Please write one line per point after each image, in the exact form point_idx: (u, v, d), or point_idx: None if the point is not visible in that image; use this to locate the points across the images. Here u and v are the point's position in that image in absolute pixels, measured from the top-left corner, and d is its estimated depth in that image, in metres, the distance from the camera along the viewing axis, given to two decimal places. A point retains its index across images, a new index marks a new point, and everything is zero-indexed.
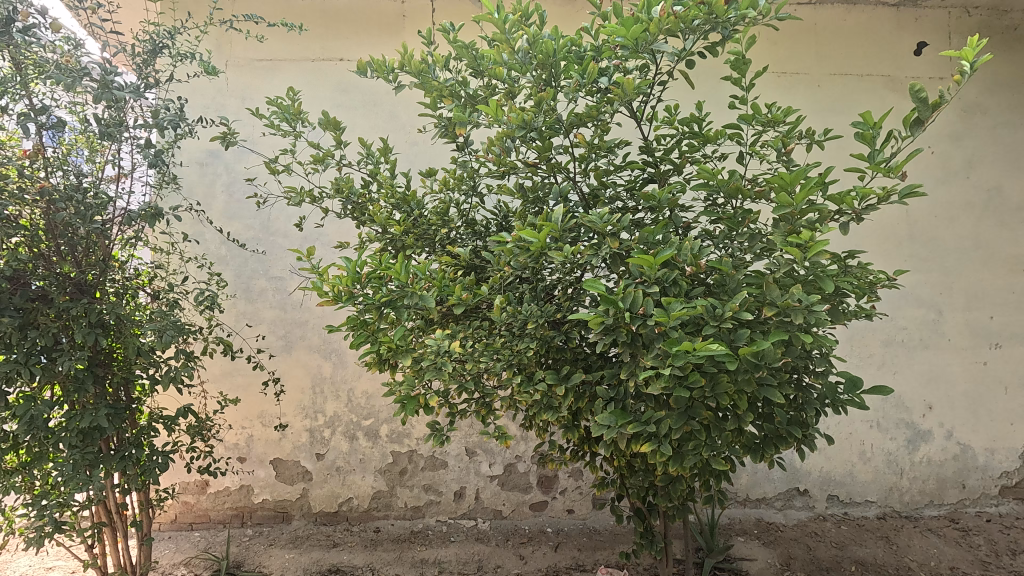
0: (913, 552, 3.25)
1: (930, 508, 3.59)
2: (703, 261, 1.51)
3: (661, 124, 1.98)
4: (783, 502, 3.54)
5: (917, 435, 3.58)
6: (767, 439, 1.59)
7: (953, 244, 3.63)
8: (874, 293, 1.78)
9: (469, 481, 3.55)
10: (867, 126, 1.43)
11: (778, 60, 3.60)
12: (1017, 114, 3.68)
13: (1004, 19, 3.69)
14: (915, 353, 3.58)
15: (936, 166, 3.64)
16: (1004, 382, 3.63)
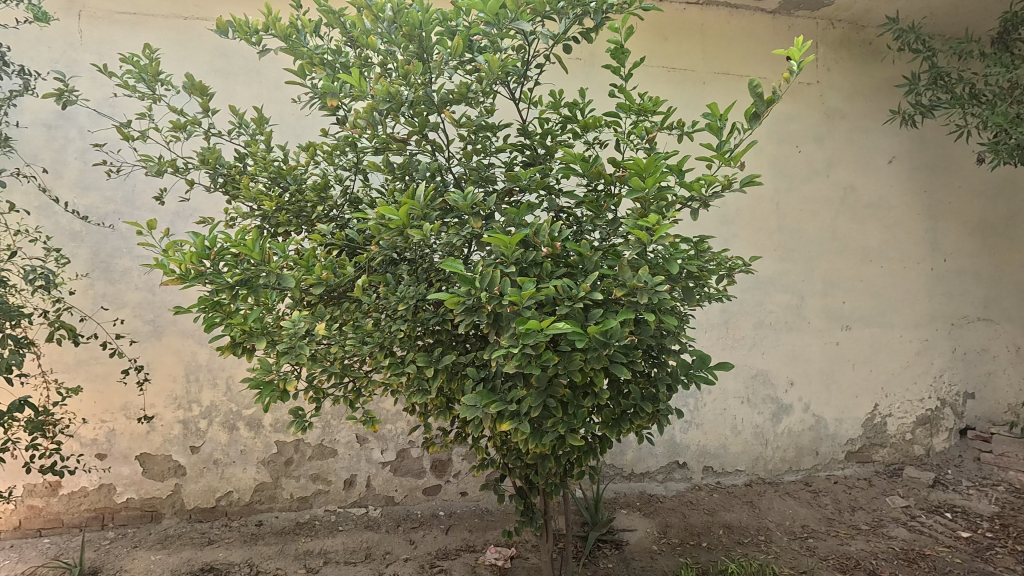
0: (773, 515, 3.58)
1: (789, 474, 3.97)
2: (563, 243, 1.57)
3: (544, 109, 1.98)
4: (664, 475, 3.78)
5: (780, 409, 3.95)
6: (623, 416, 1.68)
7: (815, 235, 4.00)
8: (728, 276, 1.91)
9: (360, 469, 3.46)
10: (714, 117, 1.54)
11: (666, 56, 3.75)
12: (870, 121, 4.11)
13: (860, 33, 4.10)
14: (781, 334, 3.93)
15: (802, 164, 3.99)
16: (852, 360, 4.07)
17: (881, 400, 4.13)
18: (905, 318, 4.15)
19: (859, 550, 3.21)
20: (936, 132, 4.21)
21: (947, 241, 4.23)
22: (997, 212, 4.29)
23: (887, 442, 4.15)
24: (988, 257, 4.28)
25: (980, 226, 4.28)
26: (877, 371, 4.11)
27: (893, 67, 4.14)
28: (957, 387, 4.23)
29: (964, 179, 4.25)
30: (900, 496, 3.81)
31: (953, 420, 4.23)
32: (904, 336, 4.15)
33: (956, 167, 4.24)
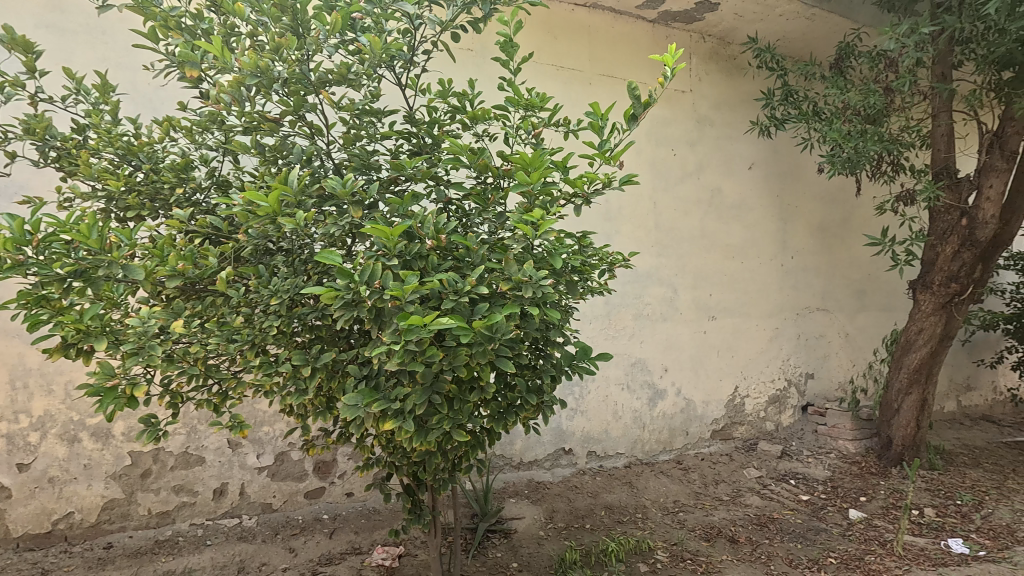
0: (649, 492, 3.85)
1: (663, 454, 4.29)
2: (447, 236, 1.55)
3: (432, 97, 1.92)
4: (551, 462, 3.90)
5: (655, 394, 4.24)
6: (509, 408, 1.70)
7: (687, 233, 4.34)
8: (610, 270, 1.99)
9: (232, 476, 3.18)
10: (597, 116, 1.63)
11: (555, 54, 3.83)
12: (733, 130, 4.52)
13: (726, 49, 4.49)
14: (657, 324, 4.22)
15: (676, 166, 4.29)
16: (717, 347, 4.48)
17: (740, 383, 4.58)
18: (761, 309, 4.64)
19: (721, 519, 3.56)
20: (786, 143, 4.74)
21: (794, 240, 4.78)
22: (833, 216, 4.92)
23: (745, 420, 4.62)
24: (826, 255, 4.91)
25: (820, 228, 4.89)
26: (737, 356, 4.56)
27: (753, 82, 4.59)
28: (800, 369, 4.81)
29: (808, 186, 4.83)
30: (754, 468, 4.27)
31: (796, 398, 4.80)
32: (759, 325, 4.64)
33: (802, 175, 4.80)
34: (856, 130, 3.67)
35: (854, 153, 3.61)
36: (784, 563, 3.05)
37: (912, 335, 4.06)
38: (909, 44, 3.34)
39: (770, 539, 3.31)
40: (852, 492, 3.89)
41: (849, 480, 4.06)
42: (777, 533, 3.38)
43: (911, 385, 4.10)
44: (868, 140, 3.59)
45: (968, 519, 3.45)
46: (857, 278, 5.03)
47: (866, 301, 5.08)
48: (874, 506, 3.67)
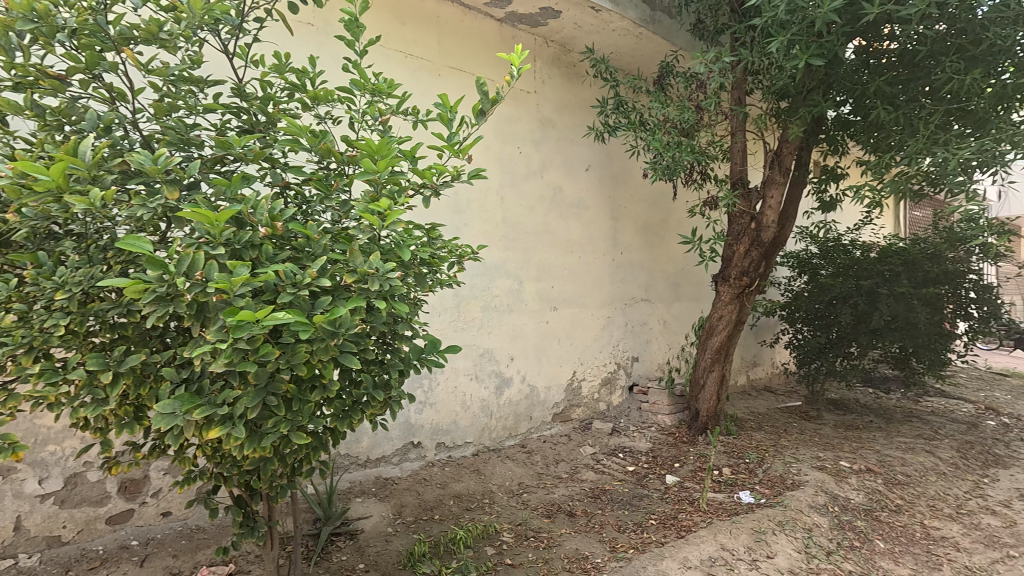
0: (495, 478, 3.98)
1: (509, 439, 4.46)
2: (284, 224, 1.43)
3: (267, 71, 1.76)
4: (399, 457, 3.85)
5: (502, 382, 4.39)
6: (354, 406, 1.63)
7: (531, 228, 4.55)
8: (458, 263, 2.00)
9: (4, 509, 2.62)
10: (446, 108, 1.64)
11: (404, 40, 3.74)
12: (573, 133, 4.84)
13: (567, 55, 4.78)
14: (503, 316, 4.37)
15: (521, 163, 4.47)
16: (558, 336, 4.78)
17: (578, 368, 4.95)
18: (595, 300, 5.05)
19: (561, 495, 3.82)
20: (617, 148, 5.20)
21: (623, 237, 5.28)
22: (655, 217, 5.53)
23: (582, 402, 5.00)
24: (649, 252, 5.50)
25: (645, 227, 5.46)
26: (575, 343, 4.91)
27: (590, 90, 4.95)
28: (628, 353, 5.34)
29: (635, 189, 5.36)
30: (589, 445, 4.65)
31: (624, 378, 5.33)
32: (594, 314, 5.05)
33: (630, 179, 5.31)
34: (674, 141, 4.16)
35: (672, 161, 4.09)
36: (614, 528, 3.37)
37: (714, 321, 4.73)
38: (715, 70, 3.87)
39: (602, 509, 3.64)
40: (668, 459, 4.44)
41: (666, 450, 4.63)
42: (608, 503, 3.72)
43: (713, 364, 4.78)
44: (683, 151, 4.10)
45: (753, 474, 4.14)
46: (673, 272, 5.73)
47: (679, 292, 5.80)
48: (685, 470, 4.24)
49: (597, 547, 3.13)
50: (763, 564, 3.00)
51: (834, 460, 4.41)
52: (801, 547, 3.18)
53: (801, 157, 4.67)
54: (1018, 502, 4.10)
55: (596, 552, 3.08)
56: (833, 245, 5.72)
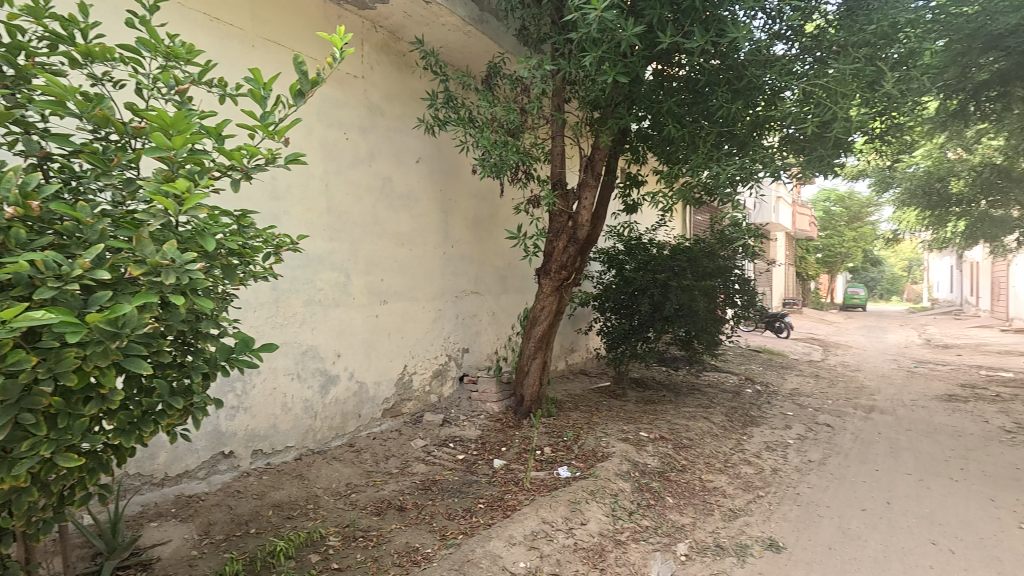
0: (320, 481, 3.77)
1: (335, 440, 4.25)
2: (42, 204, 1.19)
3: (15, 14, 1.43)
4: (206, 470, 3.44)
5: (327, 380, 4.17)
6: (144, 417, 1.42)
7: (359, 219, 4.38)
8: (275, 254, 1.84)
9: None
10: (258, 85, 1.54)
11: (208, 2, 3.32)
12: (402, 123, 4.76)
13: (397, 43, 4.68)
14: (329, 310, 4.15)
15: (348, 150, 4.28)
16: (388, 330, 4.68)
17: (408, 362, 4.91)
18: (426, 293, 5.05)
19: (391, 491, 3.76)
20: (447, 143, 5.25)
21: (454, 231, 5.35)
22: (484, 212, 5.71)
23: (413, 396, 4.98)
24: (478, 246, 5.67)
25: (474, 222, 5.60)
26: (405, 337, 4.86)
27: (420, 82, 4.92)
28: (458, 344, 5.44)
29: (464, 184, 5.47)
30: (420, 438, 4.65)
31: (455, 369, 5.42)
32: (425, 307, 5.05)
33: (459, 174, 5.40)
34: (501, 140, 4.33)
35: (499, 159, 4.26)
36: (444, 517, 3.43)
37: (537, 312, 5.05)
38: (538, 76, 4.11)
39: (433, 499, 3.68)
40: (496, 445, 4.65)
41: (494, 436, 4.83)
42: (438, 493, 3.77)
43: (536, 351, 5.11)
44: (509, 150, 4.29)
45: (570, 450, 4.54)
46: (500, 265, 5.98)
47: (506, 285, 6.08)
48: (511, 453, 4.48)
49: (427, 537, 3.16)
50: (578, 531, 3.32)
51: (635, 432, 5.03)
52: (609, 511, 3.58)
53: (610, 163, 5.20)
54: (765, 452, 5.12)
55: (426, 543, 3.10)
56: (635, 243, 6.48)
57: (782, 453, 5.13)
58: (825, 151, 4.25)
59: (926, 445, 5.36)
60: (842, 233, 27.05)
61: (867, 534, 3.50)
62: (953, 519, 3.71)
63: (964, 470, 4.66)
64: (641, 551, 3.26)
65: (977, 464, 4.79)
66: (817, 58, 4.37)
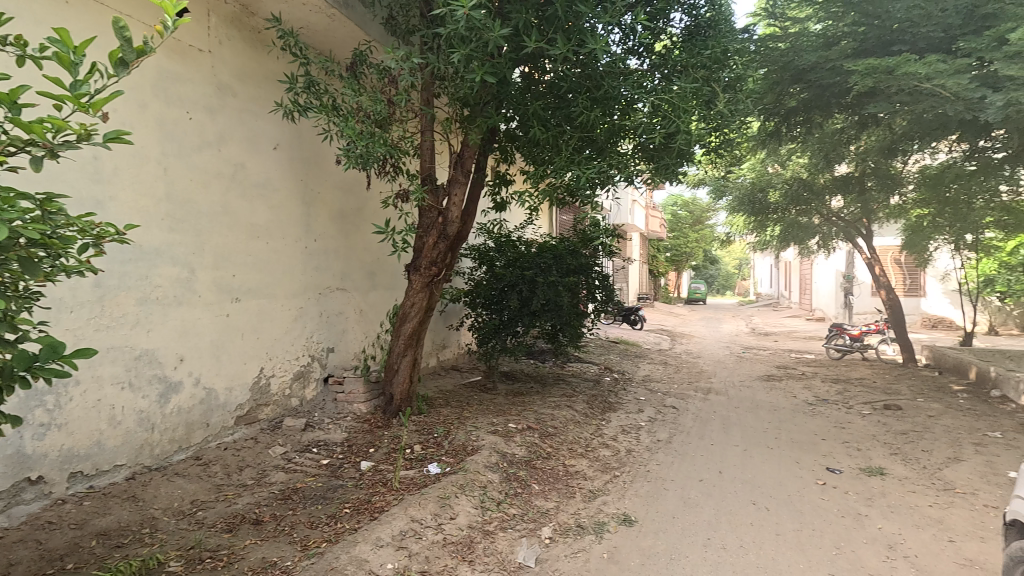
0: (159, 501, 3.35)
1: (178, 453, 3.81)
2: None
3: None
4: (6, 501, 2.90)
5: (168, 388, 3.72)
6: None
7: (205, 208, 3.97)
8: (95, 245, 1.59)
9: None
10: (67, 48, 1.33)
11: None
12: (257, 106, 4.40)
13: (250, 19, 4.31)
14: (169, 310, 3.71)
15: (192, 132, 3.86)
16: (241, 330, 4.30)
17: (266, 364, 4.55)
18: (286, 289, 4.72)
19: (245, 505, 3.47)
20: (309, 131, 4.95)
21: (317, 224, 5.06)
22: (350, 205, 5.47)
23: (271, 401, 4.62)
24: (344, 240, 5.42)
25: (339, 215, 5.34)
26: (262, 337, 4.50)
27: (277, 63, 4.58)
28: (322, 344, 5.16)
29: (329, 175, 5.20)
30: (279, 445, 4.34)
31: (319, 370, 5.14)
32: (284, 305, 4.72)
33: (323, 164, 5.12)
34: (367, 131, 4.18)
35: (365, 151, 4.10)
36: (305, 526, 3.24)
37: (406, 308, 4.96)
38: (405, 68, 4.03)
39: (293, 509, 3.46)
40: (363, 446, 4.49)
41: (361, 437, 4.67)
42: (300, 502, 3.55)
43: (406, 349, 5.02)
44: (376, 143, 4.16)
45: (441, 446, 4.54)
46: (368, 261, 5.78)
47: (374, 281, 5.89)
48: (380, 454, 4.36)
49: (287, 550, 2.97)
50: (446, 526, 3.33)
51: (504, 423, 5.18)
52: (478, 503, 3.64)
53: (479, 161, 5.27)
54: (621, 434, 5.56)
55: (286, 555, 2.91)
56: (505, 240, 6.64)
57: (635, 435, 5.61)
58: (670, 160, 4.67)
59: (750, 419, 6.20)
60: (686, 235, 30.20)
61: (703, 501, 3.96)
62: (769, 481, 4.33)
63: (777, 438, 5.46)
64: (508, 538, 3.37)
65: (787, 433, 5.64)
66: (664, 75, 4.81)
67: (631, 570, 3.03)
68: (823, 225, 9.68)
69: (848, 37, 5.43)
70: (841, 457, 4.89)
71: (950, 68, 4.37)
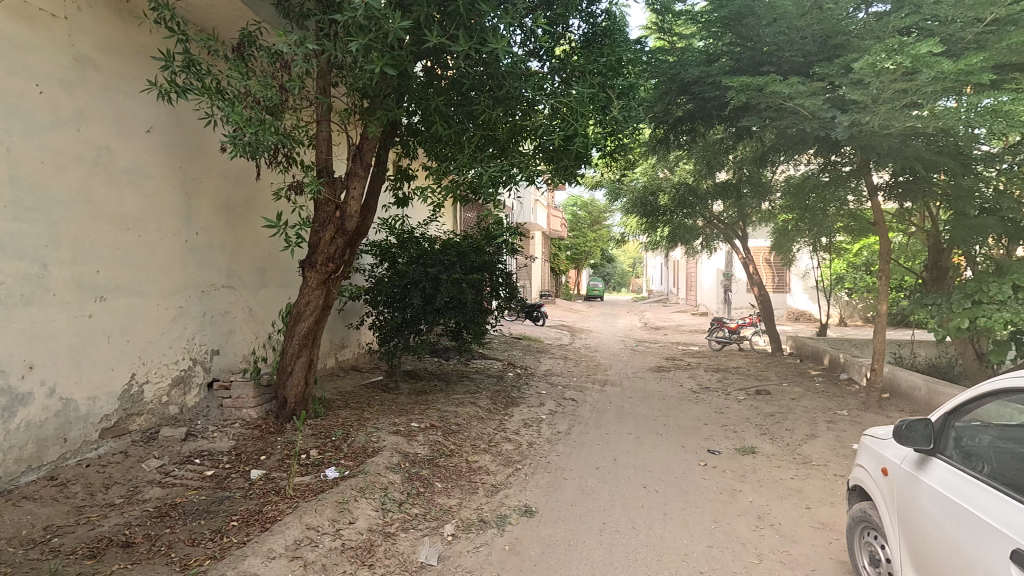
0: (2, 530, 2.91)
1: (27, 474, 3.33)
2: None
3: None
4: None
5: (13, 400, 3.25)
6: None
7: (61, 195, 3.52)
8: None
9: None
10: None
11: None
12: (125, 84, 3.97)
13: None
14: (14, 310, 3.24)
15: (43, 108, 3.40)
16: (107, 333, 3.85)
17: (137, 369, 4.12)
18: (162, 287, 4.30)
19: (113, 526, 3.11)
20: (188, 114, 4.54)
21: (199, 216, 4.66)
22: (237, 196, 5.09)
23: (144, 410, 4.19)
24: (230, 234, 5.04)
25: (225, 207, 4.95)
26: (133, 341, 4.06)
27: (150, 38, 4.16)
28: (205, 346, 4.76)
29: (212, 163, 4.80)
30: (155, 458, 3.95)
31: (202, 375, 4.73)
32: (160, 304, 4.29)
33: (205, 151, 4.72)
34: (256, 118, 3.91)
35: (254, 139, 3.83)
36: (185, 545, 2.97)
37: (301, 307, 4.70)
38: (299, 53, 3.82)
39: (171, 526, 3.17)
40: (253, 454, 4.21)
41: (251, 445, 4.37)
42: (179, 519, 3.26)
43: (301, 349, 4.77)
44: (266, 130, 3.90)
45: (339, 449, 4.37)
46: (258, 257, 5.42)
47: (266, 279, 5.54)
48: (272, 461, 4.12)
49: (164, 571, 2.72)
50: (345, 531, 3.22)
51: (406, 423, 5.09)
52: (378, 506, 3.56)
53: (380, 155, 5.12)
54: (523, 428, 5.69)
55: None
56: (407, 237, 6.52)
57: (537, 428, 5.76)
58: (569, 162, 4.84)
59: (642, 408, 6.60)
60: (585, 234, 31.47)
61: (600, 488, 4.16)
62: (658, 465, 4.65)
63: (666, 425, 5.87)
64: (409, 539, 3.32)
65: (674, 420, 6.08)
66: (563, 78, 4.97)
67: (531, 559, 3.12)
68: (706, 228, 10.52)
69: (726, 55, 5.94)
70: (719, 439, 5.36)
71: (808, 89, 4.90)
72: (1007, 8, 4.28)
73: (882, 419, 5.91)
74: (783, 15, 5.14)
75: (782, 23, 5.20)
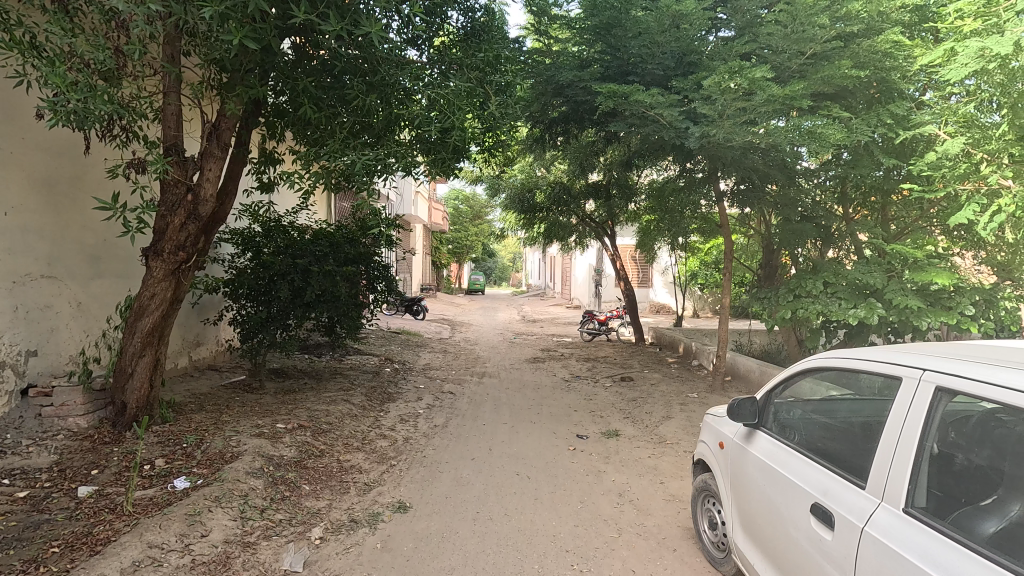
0: None
1: None
2: None
3: None
4: None
5: None
6: None
7: None
8: None
9: None
10: None
11: None
12: None
13: None
14: None
15: None
16: None
17: None
18: None
19: None
20: None
21: (7, 192, 3.94)
22: (60, 172, 4.37)
23: None
24: (51, 215, 4.32)
25: (43, 183, 4.23)
26: None
27: None
28: (18, 347, 4.05)
29: (26, 131, 4.08)
30: None
31: (12, 381, 4.01)
32: None
33: (15, 116, 3.99)
34: (83, 83, 3.39)
35: (81, 107, 3.32)
36: None
37: (144, 301, 4.17)
38: (139, 13, 3.35)
39: None
40: (82, 469, 3.68)
41: (79, 458, 3.80)
42: None
43: (144, 348, 4.25)
44: (97, 98, 3.40)
45: (191, 457, 3.97)
46: (89, 243, 4.71)
47: (99, 268, 4.85)
48: (106, 475, 3.62)
49: None
50: (195, 545, 2.94)
51: (270, 425, 4.76)
52: (236, 515, 3.30)
53: (241, 134, 4.70)
54: (398, 424, 5.59)
55: None
56: (273, 225, 6.05)
57: (413, 423, 5.69)
58: (446, 154, 4.81)
59: (517, 398, 6.80)
60: (466, 229, 31.67)
61: (475, 479, 4.22)
62: (531, 452, 4.82)
63: (539, 414, 6.11)
64: (272, 547, 3.11)
65: (547, 408, 6.35)
66: (441, 70, 4.91)
67: (403, 556, 3.08)
68: (579, 226, 11.10)
69: (597, 62, 6.28)
70: (587, 425, 5.69)
71: (666, 101, 5.35)
72: (822, 44, 5.03)
73: (724, 399, 6.68)
74: (646, 30, 5.52)
75: (645, 37, 5.59)
